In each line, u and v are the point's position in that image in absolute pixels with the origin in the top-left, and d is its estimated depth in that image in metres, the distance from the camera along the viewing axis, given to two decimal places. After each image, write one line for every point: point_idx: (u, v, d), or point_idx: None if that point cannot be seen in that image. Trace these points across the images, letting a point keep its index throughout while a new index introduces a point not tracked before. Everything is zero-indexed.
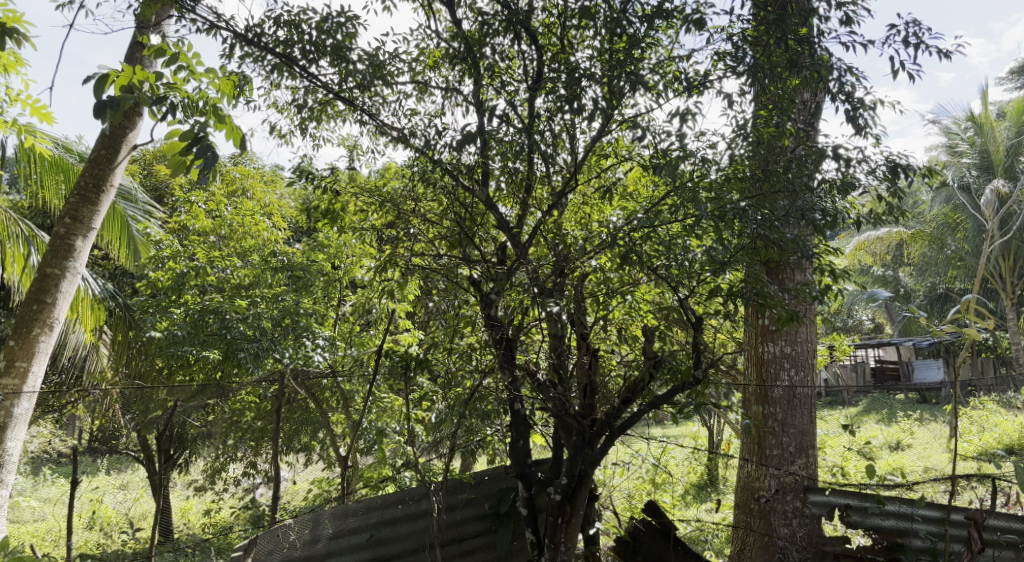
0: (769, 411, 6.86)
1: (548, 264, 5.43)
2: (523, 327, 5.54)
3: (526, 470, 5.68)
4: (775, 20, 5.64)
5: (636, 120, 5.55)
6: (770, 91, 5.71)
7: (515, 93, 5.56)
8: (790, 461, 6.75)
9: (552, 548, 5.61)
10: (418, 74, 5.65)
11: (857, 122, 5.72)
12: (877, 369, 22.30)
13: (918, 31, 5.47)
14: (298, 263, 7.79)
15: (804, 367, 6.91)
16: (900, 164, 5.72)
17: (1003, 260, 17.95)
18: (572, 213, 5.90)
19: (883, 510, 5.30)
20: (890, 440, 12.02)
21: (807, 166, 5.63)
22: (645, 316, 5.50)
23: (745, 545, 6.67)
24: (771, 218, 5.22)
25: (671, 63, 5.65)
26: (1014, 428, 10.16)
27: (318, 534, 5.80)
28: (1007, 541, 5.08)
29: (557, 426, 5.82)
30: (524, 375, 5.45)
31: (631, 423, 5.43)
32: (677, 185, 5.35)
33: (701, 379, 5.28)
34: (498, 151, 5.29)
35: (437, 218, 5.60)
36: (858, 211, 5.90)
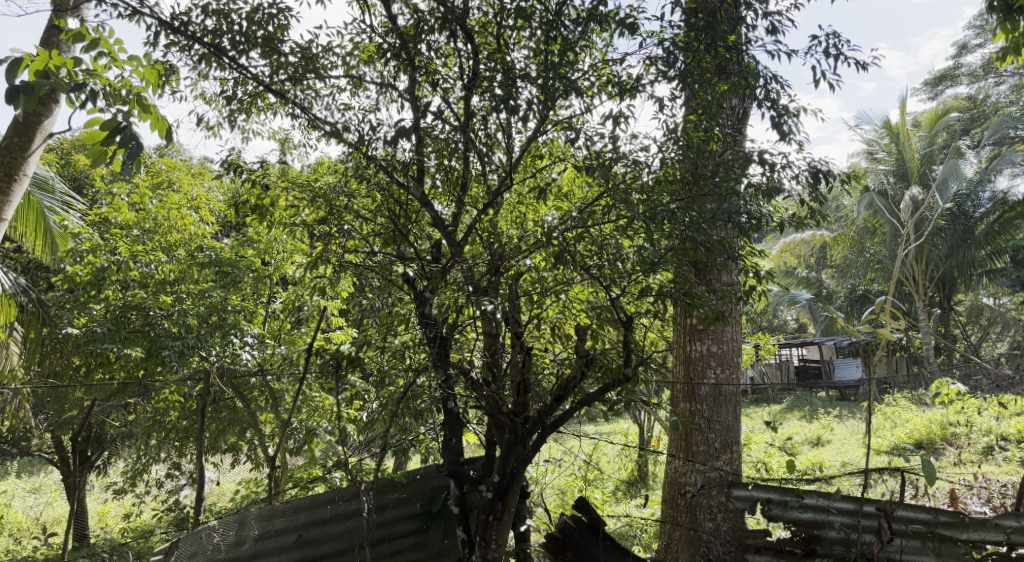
0: (696, 408, 7.02)
1: (483, 262, 5.51)
2: (457, 325, 5.54)
3: (458, 468, 5.59)
4: (705, 27, 5.80)
5: (571, 122, 5.61)
6: (701, 97, 5.96)
7: (450, 91, 5.59)
8: (715, 456, 6.94)
9: (483, 546, 5.57)
10: (352, 68, 5.58)
11: (782, 129, 5.91)
12: (799, 368, 23.01)
13: (838, 43, 5.68)
14: (226, 259, 7.56)
15: (729, 365, 7.09)
16: (821, 170, 5.94)
17: (917, 263, 18.76)
18: (508, 213, 5.95)
19: (802, 503, 5.47)
20: (811, 437, 12.44)
21: (735, 170, 5.79)
22: (578, 315, 5.63)
23: (672, 540, 6.81)
24: (699, 220, 5.36)
25: (606, 67, 5.74)
26: (925, 424, 10.63)
27: (244, 536, 5.68)
28: (914, 531, 5.29)
29: (490, 425, 5.82)
30: (458, 373, 5.48)
31: (563, 421, 5.49)
32: (611, 186, 5.46)
33: (631, 377, 5.39)
34: (434, 147, 5.34)
35: (370, 215, 5.59)
36: (781, 215, 6.10)
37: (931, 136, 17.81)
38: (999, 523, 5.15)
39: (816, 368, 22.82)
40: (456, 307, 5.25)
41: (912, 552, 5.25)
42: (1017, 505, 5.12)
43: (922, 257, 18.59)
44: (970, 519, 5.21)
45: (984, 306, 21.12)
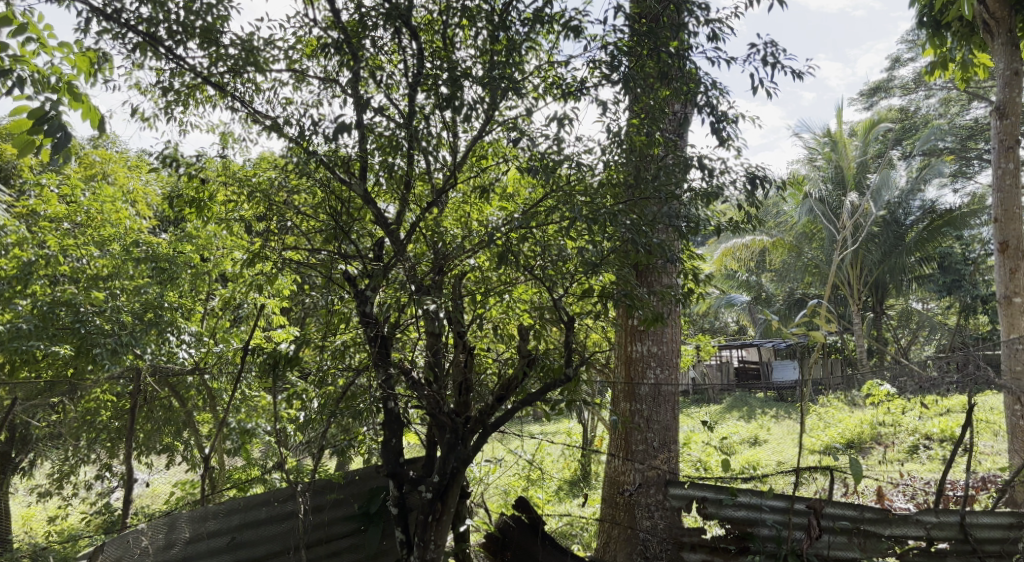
0: (635, 408, 7.12)
1: (427, 262, 5.51)
2: (399, 325, 5.48)
3: (397, 469, 5.57)
4: (647, 32, 5.88)
5: (516, 122, 5.64)
6: (643, 102, 6.03)
7: (395, 88, 5.57)
8: (654, 455, 7.05)
9: (421, 547, 5.57)
10: (294, 62, 5.51)
11: (721, 134, 6.05)
12: (739, 369, 23.45)
13: (776, 51, 5.84)
14: (164, 255, 7.44)
15: (668, 365, 7.22)
16: (758, 176, 6.10)
17: (852, 268, 19.30)
18: (452, 212, 5.94)
19: (736, 502, 5.57)
20: (748, 436, 12.72)
21: (675, 174, 5.92)
22: (522, 315, 5.69)
23: (610, 538, 6.92)
24: (640, 223, 5.46)
25: (551, 69, 5.80)
26: (856, 424, 11.00)
27: (174, 539, 5.57)
28: (841, 527, 5.41)
29: (431, 425, 5.82)
30: (399, 373, 5.48)
31: (504, 420, 5.52)
32: (554, 187, 5.51)
33: (571, 377, 5.46)
34: (377, 144, 5.33)
35: (310, 211, 5.51)
36: (720, 219, 6.23)
37: (866, 145, 18.39)
38: (920, 518, 5.35)
39: (755, 369, 23.29)
40: (399, 306, 5.25)
41: (839, 548, 5.38)
42: (936, 501, 5.36)
43: (856, 262, 19.16)
44: (894, 515, 5.40)
45: (914, 311, 21.87)
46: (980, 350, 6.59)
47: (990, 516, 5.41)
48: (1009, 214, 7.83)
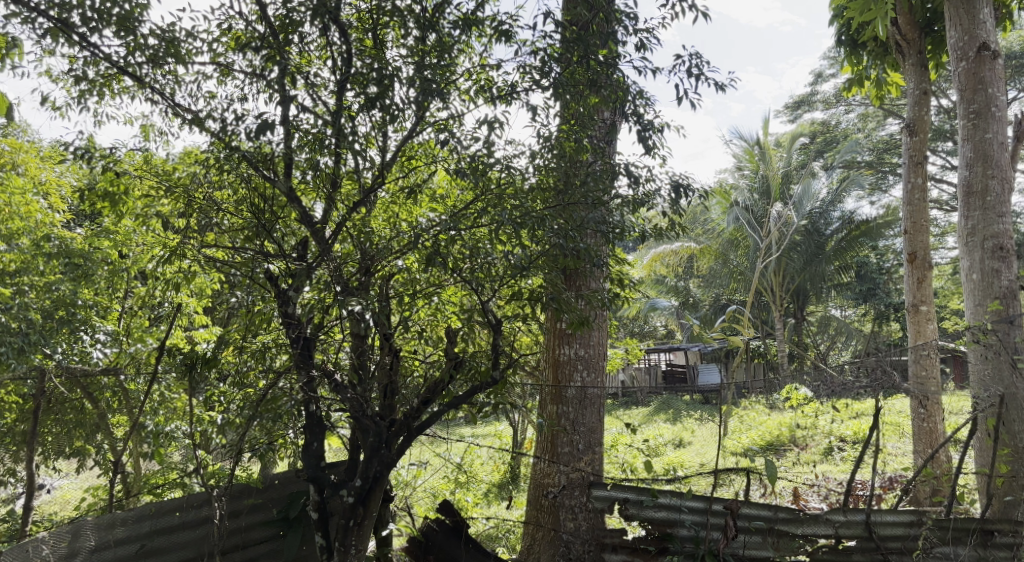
0: (562, 411, 7.19)
1: (353, 262, 5.47)
2: (323, 326, 5.40)
3: (318, 473, 5.51)
4: (576, 39, 6.00)
5: (447, 123, 5.64)
6: (573, 108, 6.11)
7: (323, 85, 5.51)
8: (578, 457, 7.13)
9: (342, 551, 5.52)
10: (219, 55, 5.39)
11: (647, 143, 6.18)
12: (667, 372, 23.87)
13: (700, 63, 6.01)
14: (79, 251, 7.13)
15: (595, 368, 7.31)
16: (682, 184, 6.27)
17: (775, 275, 19.85)
18: (381, 212, 5.90)
19: (656, 503, 5.66)
20: (673, 438, 12.96)
21: (604, 181, 6.01)
22: (450, 317, 5.71)
23: (534, 541, 6.97)
24: (567, 228, 5.54)
25: (482, 71, 5.82)
26: (776, 426, 11.33)
27: (78, 547, 5.35)
28: (756, 527, 5.54)
29: (354, 428, 5.78)
30: (321, 375, 5.42)
31: (430, 423, 5.56)
32: (483, 190, 5.53)
33: (499, 379, 5.51)
34: (304, 142, 5.25)
35: (232, 208, 5.40)
36: (645, 225, 6.38)
37: (790, 156, 18.96)
38: (830, 517, 5.48)
39: (683, 372, 23.75)
40: (322, 307, 5.20)
41: (754, 547, 5.51)
42: (844, 500, 5.49)
43: (779, 270, 19.70)
44: (805, 515, 5.52)
45: (833, 317, 22.65)
46: (888, 356, 6.89)
47: (896, 515, 5.51)
48: (917, 226, 8.21)
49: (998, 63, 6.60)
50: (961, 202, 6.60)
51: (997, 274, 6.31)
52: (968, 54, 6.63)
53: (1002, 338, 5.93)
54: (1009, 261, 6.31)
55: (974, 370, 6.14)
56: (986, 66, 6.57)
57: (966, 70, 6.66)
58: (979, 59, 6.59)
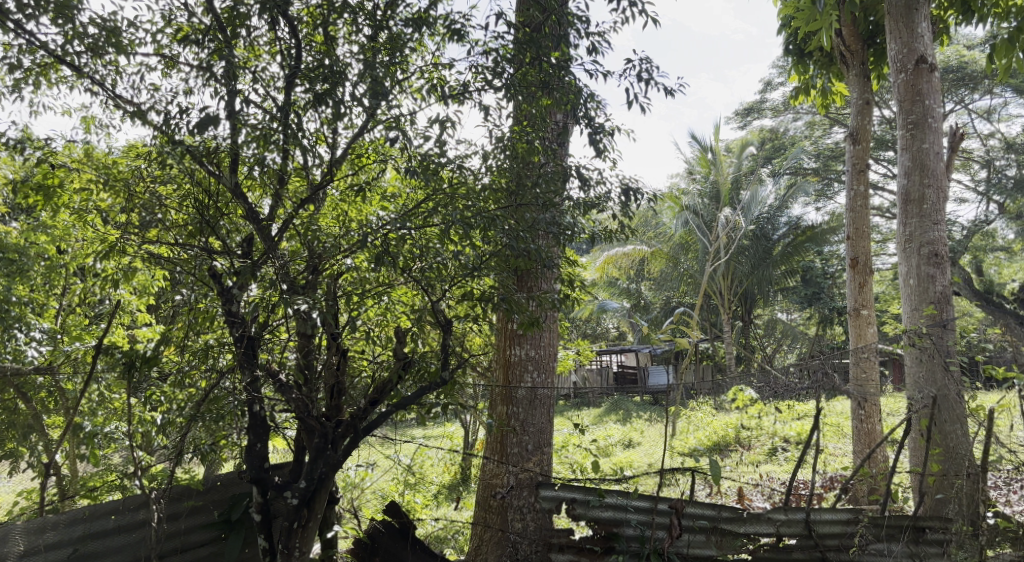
0: (511, 411, 7.19)
1: (301, 260, 5.41)
2: (268, 325, 5.32)
3: (261, 475, 5.38)
4: (528, 41, 6.03)
5: (398, 121, 5.60)
6: (525, 109, 6.12)
7: (270, 80, 5.43)
8: (527, 458, 7.13)
9: (285, 554, 5.48)
10: (163, 47, 5.27)
11: (598, 146, 6.23)
12: (618, 373, 24.07)
13: (650, 68, 6.10)
14: (14, 244, 7.08)
15: (545, 369, 7.33)
16: (631, 187, 6.34)
17: (724, 278, 20.16)
18: (330, 210, 5.85)
19: (603, 502, 5.66)
20: (623, 438, 13.08)
21: (555, 183, 6.04)
22: (400, 317, 5.67)
23: (481, 542, 6.94)
24: (518, 229, 5.55)
25: (435, 70, 5.80)
26: (722, 427, 11.53)
27: (6, 552, 5.21)
28: (700, 526, 5.62)
29: (299, 429, 5.71)
30: (266, 375, 5.34)
31: (378, 424, 5.51)
32: (433, 189, 5.51)
33: (447, 380, 5.50)
34: (251, 137, 5.17)
35: (175, 204, 5.29)
36: (594, 227, 6.45)
37: (740, 162, 19.25)
38: (771, 516, 5.58)
39: (633, 373, 23.98)
40: (268, 305, 5.12)
41: (698, 546, 5.57)
42: (786, 499, 5.58)
43: (728, 273, 20.03)
44: (747, 514, 5.62)
45: (779, 320, 23.11)
46: (830, 358, 7.04)
47: (835, 512, 5.61)
48: (859, 232, 8.40)
49: (935, 76, 6.80)
50: (900, 210, 6.78)
51: (932, 280, 6.49)
52: (907, 67, 6.83)
53: (935, 341, 6.13)
54: (943, 268, 6.50)
55: (910, 372, 6.33)
56: (924, 78, 6.76)
57: (905, 82, 6.84)
58: (916, 72, 6.78)
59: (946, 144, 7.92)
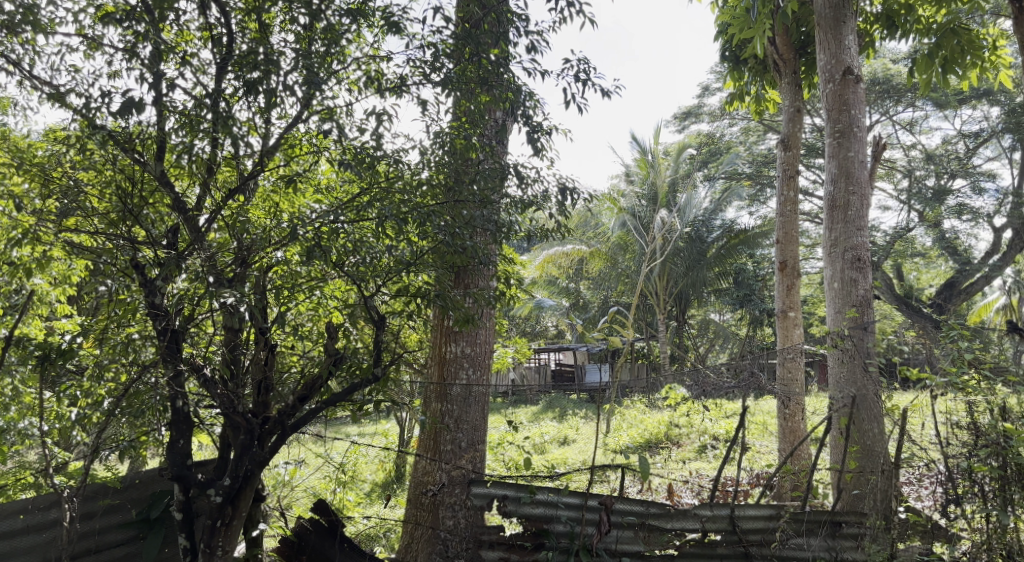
0: (446, 409, 7.14)
1: (228, 252, 5.28)
2: (193, 319, 5.17)
3: (183, 472, 5.25)
4: (468, 37, 6.01)
5: (334, 112, 5.51)
6: (464, 105, 6.10)
7: (200, 67, 5.28)
8: (460, 455, 7.09)
9: (207, 553, 5.35)
10: (86, 27, 5.08)
11: (536, 145, 6.23)
12: (555, 371, 24.21)
13: (587, 69, 6.16)
14: None
15: (480, 367, 7.31)
16: (568, 187, 6.36)
17: (660, 278, 20.44)
18: (263, 202, 5.74)
19: (533, 499, 5.65)
20: (558, 436, 13.18)
21: (494, 181, 6.02)
22: (332, 313, 5.59)
23: (412, 539, 6.89)
24: (454, 225, 5.50)
25: (372, 62, 5.73)
26: (655, 425, 11.71)
27: None
28: (628, 522, 5.64)
29: (225, 425, 5.57)
30: (190, 370, 5.19)
31: (305, 421, 5.41)
32: (369, 183, 5.44)
33: (379, 377, 5.41)
34: (177, 123, 5.02)
35: (96, 191, 5.11)
36: (530, 225, 6.46)
37: (677, 165, 19.54)
38: (697, 512, 5.67)
39: (570, 371, 24.16)
40: (193, 298, 4.99)
41: (626, 542, 5.61)
42: (711, 495, 5.67)
43: (664, 274, 20.31)
44: (674, 510, 5.67)
45: (712, 321, 23.58)
46: (758, 358, 7.19)
47: (757, 508, 5.73)
48: (788, 236, 8.59)
49: (860, 87, 6.99)
50: (826, 215, 6.95)
51: (855, 284, 6.68)
52: (835, 77, 7.01)
53: (856, 342, 6.31)
54: (865, 272, 6.68)
55: (832, 372, 6.51)
56: (850, 88, 6.96)
57: (832, 91, 7.03)
58: (843, 82, 6.97)
59: (870, 153, 8.15)
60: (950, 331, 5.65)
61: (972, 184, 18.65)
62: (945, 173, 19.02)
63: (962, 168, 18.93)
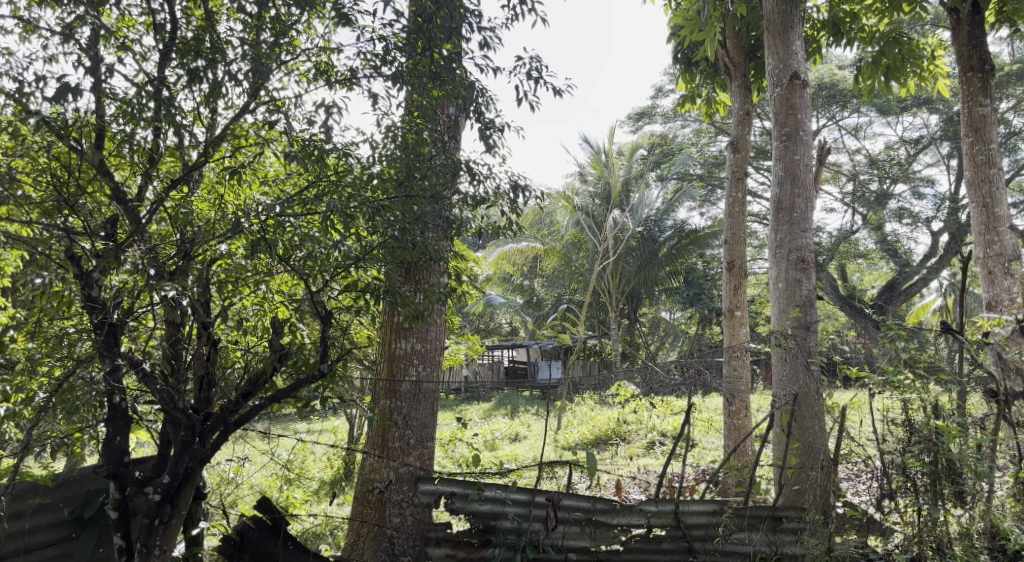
0: (395, 405, 7.07)
1: (171, 245, 5.18)
2: (132, 313, 5.03)
3: (120, 469, 5.12)
4: (420, 31, 5.96)
5: (282, 104, 5.43)
6: (416, 100, 6.05)
7: (142, 53, 5.15)
8: (408, 452, 7.03)
9: (144, 552, 5.24)
10: (22, 9, 4.91)
11: (488, 141, 6.21)
12: (509, 368, 24.22)
13: (540, 67, 6.16)
14: None
15: (430, 363, 7.27)
16: (519, 184, 6.36)
17: (613, 276, 20.57)
18: (208, 193, 5.62)
19: (481, 496, 5.61)
20: (510, 432, 13.19)
21: (446, 177, 5.98)
22: (278, 308, 5.51)
23: (358, 537, 6.83)
24: (404, 221, 5.44)
25: (322, 54, 5.64)
26: (605, 422, 11.79)
27: None
28: (575, 518, 5.65)
29: (165, 421, 5.45)
30: (128, 365, 5.06)
31: (249, 417, 5.32)
32: (317, 176, 5.36)
33: (326, 373, 5.33)
34: (117, 111, 4.88)
35: (30, 180, 4.94)
36: (481, 222, 6.44)
37: (630, 165, 19.70)
38: (642, 508, 5.71)
39: (524, 367, 24.20)
40: (133, 291, 4.87)
41: (572, 538, 5.61)
42: (656, 491, 5.72)
43: (616, 273, 20.45)
44: (621, 506, 5.70)
45: (663, 319, 23.83)
46: (706, 356, 7.28)
47: (701, 503, 5.79)
48: (736, 236, 8.69)
49: (807, 91, 7.11)
50: (772, 216, 7.05)
51: (799, 284, 6.79)
52: (782, 81, 7.12)
53: (799, 342, 6.42)
54: (809, 273, 6.80)
55: (776, 370, 6.63)
56: (797, 93, 7.07)
57: (780, 95, 7.13)
58: (791, 86, 7.08)
59: (816, 156, 8.30)
60: (888, 331, 5.76)
61: (912, 189, 19.15)
62: (888, 177, 19.44)
63: (903, 173, 19.41)
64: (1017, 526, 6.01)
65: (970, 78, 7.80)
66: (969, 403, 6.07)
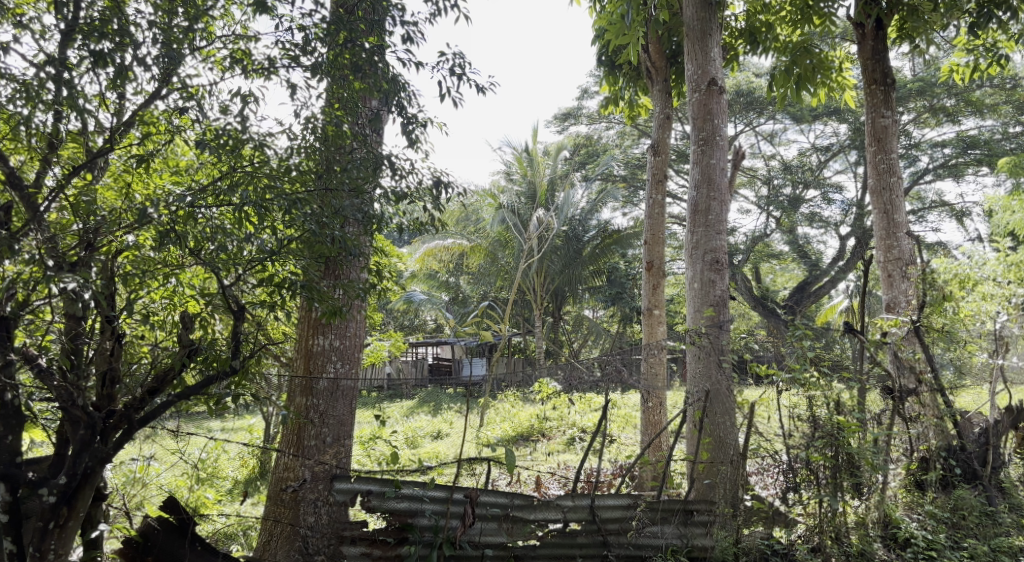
0: (311, 403, 6.93)
1: (73, 235, 4.94)
2: (27, 306, 4.77)
3: (11, 471, 4.91)
4: (342, 22, 5.84)
5: (195, 92, 5.25)
6: (337, 92, 5.93)
7: (44, 33, 4.90)
8: (324, 451, 6.90)
9: (38, 556, 5.04)
10: None
11: (411, 136, 6.14)
12: (433, 364, 24.06)
13: (463, 64, 6.12)
14: None
15: (349, 360, 7.15)
16: (441, 180, 6.29)
17: (537, 274, 20.65)
18: (114, 182, 5.40)
19: (399, 493, 5.52)
20: (433, 430, 13.10)
21: (366, 171, 5.87)
22: (187, 302, 5.33)
23: (271, 537, 6.69)
24: (322, 214, 5.31)
25: (238, 42, 5.48)
26: (526, 419, 11.80)
27: None
28: (492, 514, 5.63)
29: (64, 418, 5.21)
30: (23, 360, 4.82)
31: (155, 414, 5.13)
32: (230, 167, 5.18)
33: (238, 370, 5.16)
34: (14, 91, 4.63)
35: None
36: (402, 217, 6.35)
37: (555, 165, 19.81)
38: (559, 503, 5.72)
39: (449, 364, 24.08)
40: (28, 282, 4.60)
41: (490, 534, 5.59)
42: (573, 486, 5.74)
43: (541, 271, 20.55)
44: (538, 501, 5.71)
45: (586, 317, 24.04)
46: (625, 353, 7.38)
47: (616, 497, 5.82)
48: (656, 237, 8.83)
49: (724, 97, 7.25)
50: (688, 218, 7.19)
51: (713, 284, 6.93)
52: (700, 86, 7.25)
53: (712, 341, 6.57)
54: (722, 274, 6.95)
55: (691, 368, 6.78)
56: (714, 98, 7.21)
57: (698, 100, 7.26)
58: (708, 92, 7.22)
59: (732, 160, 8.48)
60: (795, 331, 6.04)
61: (823, 195, 19.81)
62: (800, 183, 20.03)
63: (815, 179, 20.04)
64: (908, 516, 6.26)
65: (874, 90, 8.11)
66: (868, 399, 6.24)
